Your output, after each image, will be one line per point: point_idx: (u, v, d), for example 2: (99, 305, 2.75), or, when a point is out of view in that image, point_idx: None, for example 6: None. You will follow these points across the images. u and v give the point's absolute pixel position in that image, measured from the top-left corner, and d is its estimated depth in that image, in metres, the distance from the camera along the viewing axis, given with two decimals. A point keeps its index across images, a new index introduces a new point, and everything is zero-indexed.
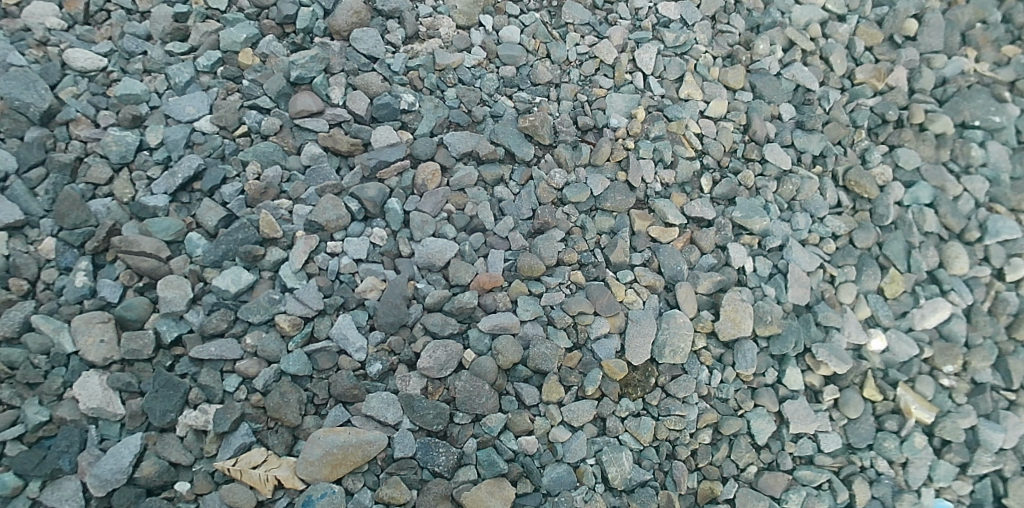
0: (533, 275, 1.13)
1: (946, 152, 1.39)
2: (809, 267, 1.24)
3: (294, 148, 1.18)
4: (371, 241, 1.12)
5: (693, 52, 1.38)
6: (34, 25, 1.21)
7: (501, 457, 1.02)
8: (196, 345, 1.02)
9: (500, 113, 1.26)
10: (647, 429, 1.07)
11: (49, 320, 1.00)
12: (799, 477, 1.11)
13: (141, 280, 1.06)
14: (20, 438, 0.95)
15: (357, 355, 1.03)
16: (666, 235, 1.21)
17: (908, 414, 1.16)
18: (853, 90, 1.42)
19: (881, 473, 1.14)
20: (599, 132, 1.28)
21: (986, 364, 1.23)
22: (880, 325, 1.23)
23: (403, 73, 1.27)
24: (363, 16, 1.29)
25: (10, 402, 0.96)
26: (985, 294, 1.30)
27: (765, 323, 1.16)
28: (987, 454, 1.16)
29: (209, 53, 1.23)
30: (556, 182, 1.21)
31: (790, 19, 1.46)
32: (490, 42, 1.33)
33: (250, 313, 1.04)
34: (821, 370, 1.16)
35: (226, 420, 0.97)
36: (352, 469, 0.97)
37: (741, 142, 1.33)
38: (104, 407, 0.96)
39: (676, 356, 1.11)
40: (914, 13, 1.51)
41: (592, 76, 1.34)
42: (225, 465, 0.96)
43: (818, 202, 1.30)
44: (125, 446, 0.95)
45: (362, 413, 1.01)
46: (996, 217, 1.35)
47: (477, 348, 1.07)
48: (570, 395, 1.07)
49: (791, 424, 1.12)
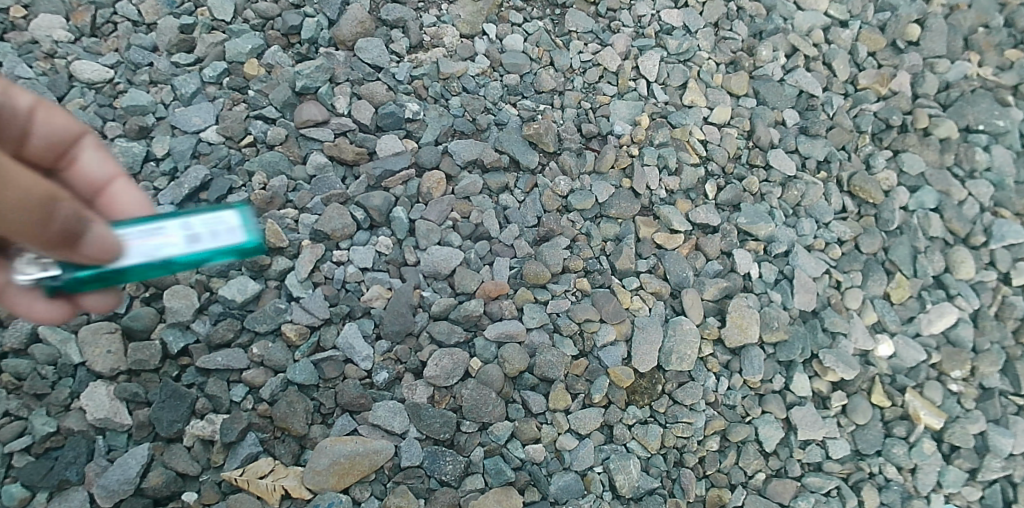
0: (538, 283, 1.13)
1: (951, 156, 1.40)
2: (815, 272, 1.23)
3: (299, 158, 1.19)
4: (376, 249, 1.12)
5: (696, 59, 1.39)
6: (41, 37, 1.22)
7: (508, 465, 1.01)
8: (203, 355, 1.02)
9: (504, 121, 1.27)
10: (654, 436, 1.07)
11: (56, 330, 1.01)
12: (808, 484, 1.10)
13: (147, 290, 1.06)
14: (28, 450, 0.95)
15: (363, 364, 1.04)
16: (672, 241, 1.20)
17: (916, 420, 1.16)
18: (856, 95, 1.42)
19: (890, 479, 1.13)
20: (603, 139, 1.28)
21: (994, 368, 1.22)
22: (886, 331, 1.23)
23: (408, 81, 1.27)
24: (368, 26, 1.30)
25: (18, 413, 0.96)
26: (992, 299, 1.29)
27: (771, 329, 1.16)
28: (996, 459, 1.15)
29: (215, 64, 1.24)
30: (561, 190, 1.21)
31: (793, 26, 1.47)
32: (494, 50, 1.33)
33: (257, 322, 1.04)
34: (828, 376, 1.16)
35: (233, 429, 0.97)
36: (359, 478, 0.96)
37: (745, 148, 1.33)
38: (111, 417, 0.96)
39: (683, 363, 1.11)
40: (916, 18, 1.51)
41: (596, 83, 1.34)
42: (232, 475, 0.95)
43: (823, 207, 1.30)
44: (132, 456, 0.95)
45: (369, 422, 1.01)
46: (1002, 221, 1.35)
47: (484, 356, 1.07)
48: (577, 403, 1.07)
49: (800, 430, 1.11)
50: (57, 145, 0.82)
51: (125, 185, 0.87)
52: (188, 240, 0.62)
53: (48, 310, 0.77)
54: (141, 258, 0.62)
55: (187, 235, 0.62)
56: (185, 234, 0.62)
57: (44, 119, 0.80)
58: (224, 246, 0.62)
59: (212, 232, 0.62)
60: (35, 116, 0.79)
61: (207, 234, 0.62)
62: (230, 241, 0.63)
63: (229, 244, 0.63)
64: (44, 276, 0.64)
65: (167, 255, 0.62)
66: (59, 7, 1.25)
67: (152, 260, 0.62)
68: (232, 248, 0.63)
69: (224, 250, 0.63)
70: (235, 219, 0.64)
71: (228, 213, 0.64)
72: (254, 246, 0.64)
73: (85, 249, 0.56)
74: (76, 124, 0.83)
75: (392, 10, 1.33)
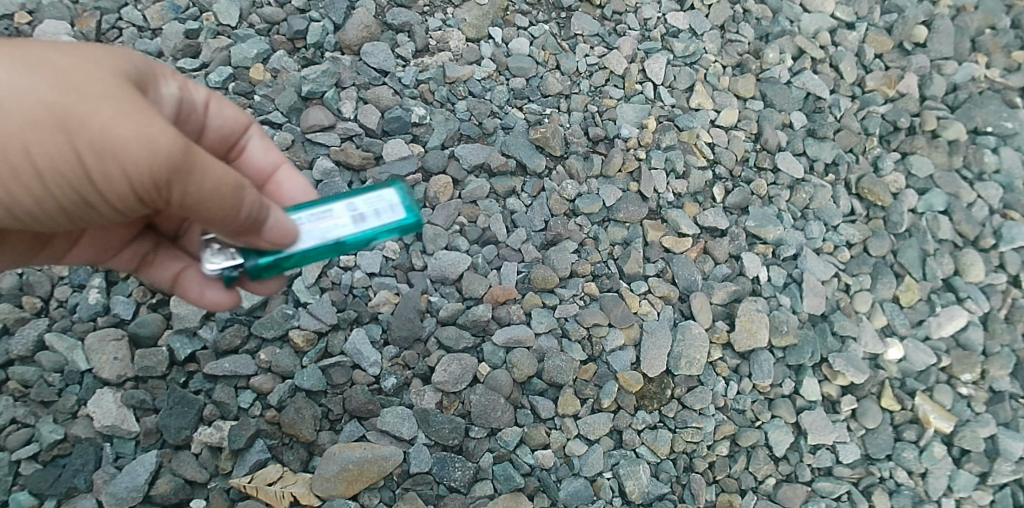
0: (546, 287, 1.13)
1: (959, 159, 1.39)
2: (824, 275, 1.23)
3: (306, 163, 1.17)
4: (384, 254, 1.12)
5: (702, 61, 1.38)
6: None
7: (517, 471, 1.00)
8: (210, 361, 1.02)
9: (511, 125, 1.26)
10: (664, 441, 1.06)
11: (63, 338, 1.01)
12: (818, 489, 1.09)
13: (154, 297, 1.06)
14: (35, 457, 0.94)
15: (371, 369, 1.03)
16: (680, 245, 1.20)
17: (926, 423, 1.15)
18: (864, 97, 1.41)
19: (901, 484, 1.12)
20: (610, 143, 1.28)
21: (1004, 372, 1.22)
22: (896, 334, 1.23)
23: (414, 86, 1.27)
24: (374, 30, 1.30)
25: (25, 421, 0.96)
26: (1001, 302, 1.29)
27: (781, 333, 1.15)
28: (1007, 463, 1.14)
29: (220, 69, 1.23)
30: (568, 194, 1.21)
31: (799, 28, 1.46)
32: (500, 54, 1.33)
33: (265, 328, 1.04)
34: (838, 380, 1.15)
35: (241, 436, 0.96)
36: (368, 485, 0.96)
37: (753, 150, 1.32)
38: (119, 424, 0.96)
39: (692, 367, 1.10)
40: (923, 20, 1.51)
41: (602, 87, 1.34)
42: (241, 482, 0.94)
43: (831, 210, 1.29)
44: (140, 464, 0.94)
45: (378, 428, 1.00)
46: (1011, 223, 1.34)
47: (493, 362, 1.06)
48: (586, 408, 1.07)
49: (809, 435, 1.11)
50: (229, 136, 0.88)
51: (288, 172, 0.90)
52: (356, 219, 0.73)
53: (217, 296, 0.87)
54: (318, 240, 0.72)
55: (354, 216, 0.73)
56: (353, 216, 0.73)
57: (217, 113, 0.85)
58: (388, 222, 0.73)
59: (377, 211, 0.74)
60: (210, 110, 0.84)
61: (371, 213, 0.74)
62: (392, 218, 0.74)
63: (391, 221, 0.74)
64: (230, 265, 0.71)
65: (340, 235, 0.72)
66: (64, 13, 1.25)
67: (326, 241, 0.72)
68: (395, 224, 0.74)
69: (390, 226, 0.74)
70: (393, 199, 0.75)
71: (388, 193, 0.75)
72: (413, 222, 0.75)
73: (269, 235, 0.67)
74: (242, 115, 0.88)
75: (398, 14, 1.33)
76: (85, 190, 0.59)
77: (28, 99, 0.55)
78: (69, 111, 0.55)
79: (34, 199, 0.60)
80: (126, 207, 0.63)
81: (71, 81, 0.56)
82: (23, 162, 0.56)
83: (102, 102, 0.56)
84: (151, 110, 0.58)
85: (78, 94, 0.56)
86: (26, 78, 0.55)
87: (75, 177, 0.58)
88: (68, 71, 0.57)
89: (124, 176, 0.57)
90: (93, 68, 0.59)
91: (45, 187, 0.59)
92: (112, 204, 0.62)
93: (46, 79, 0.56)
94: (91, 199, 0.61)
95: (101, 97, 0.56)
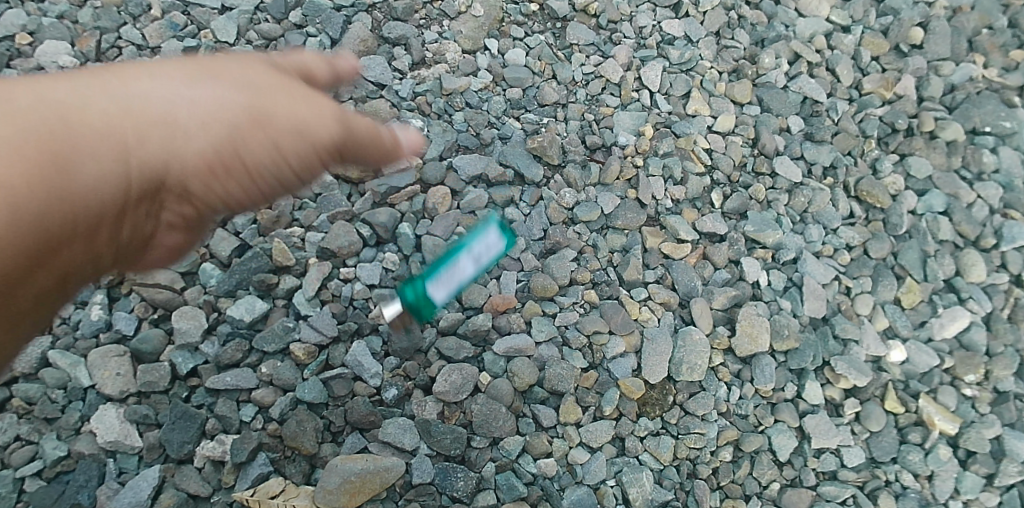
0: (546, 296, 1.13)
1: (959, 159, 1.39)
2: (824, 279, 1.23)
3: None
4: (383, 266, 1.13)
5: (698, 68, 1.39)
6: (47, 64, 1.24)
7: (520, 480, 1.01)
8: (212, 376, 1.02)
9: (508, 135, 1.27)
10: (667, 448, 1.05)
11: (66, 354, 1.02)
12: (823, 493, 1.08)
13: (156, 312, 1.07)
14: (39, 474, 0.95)
15: (372, 381, 1.03)
16: (680, 251, 1.20)
17: (931, 426, 1.14)
18: (860, 100, 1.42)
19: (906, 487, 1.11)
20: (608, 151, 1.28)
21: (1008, 372, 1.21)
22: (898, 336, 1.22)
23: (411, 98, 1.28)
24: (370, 44, 1.32)
25: (29, 438, 0.97)
26: (1004, 302, 1.28)
27: (782, 337, 1.15)
28: (1013, 464, 1.13)
29: None
30: (567, 202, 1.21)
31: (794, 32, 1.47)
32: (497, 65, 1.33)
33: (266, 342, 1.04)
34: (841, 383, 1.15)
35: (243, 450, 0.96)
36: (370, 496, 0.96)
37: (751, 156, 1.33)
38: (121, 440, 0.96)
39: (693, 373, 1.10)
40: (919, 22, 1.51)
41: (599, 95, 1.34)
42: (243, 495, 0.94)
43: (830, 213, 1.30)
44: (143, 478, 0.95)
45: (380, 440, 1.00)
46: (1011, 223, 1.33)
47: (493, 371, 1.07)
48: (588, 416, 1.06)
49: (813, 439, 1.10)
50: None
51: None
52: (475, 262, 0.80)
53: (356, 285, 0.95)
54: (453, 292, 0.80)
55: (474, 263, 0.80)
56: (473, 263, 0.79)
57: None
58: (497, 254, 0.82)
59: (488, 252, 0.80)
60: None
61: (485, 254, 0.80)
62: (499, 250, 0.82)
63: (499, 251, 0.82)
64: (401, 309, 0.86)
65: (468, 279, 0.81)
66: (64, 33, 1.27)
67: (460, 287, 0.81)
68: (501, 252, 0.82)
69: (497, 256, 0.82)
70: (495, 234, 0.80)
71: (492, 231, 0.79)
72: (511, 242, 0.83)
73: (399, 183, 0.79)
74: None
75: (395, 27, 1.34)
76: (277, 175, 0.69)
77: (228, 103, 0.63)
78: (263, 107, 0.64)
79: (237, 196, 0.69)
80: (302, 186, 0.74)
81: (249, 82, 0.66)
82: (233, 163, 0.64)
83: (280, 93, 0.66)
84: (310, 92, 0.69)
85: (262, 92, 0.65)
86: (219, 86, 0.64)
87: (271, 166, 0.67)
88: (244, 76, 0.66)
89: (311, 152, 0.68)
90: (259, 70, 0.68)
91: (246, 183, 0.68)
92: (293, 183, 0.72)
93: (234, 84, 0.64)
94: (279, 183, 0.71)
95: (280, 91, 0.66)
